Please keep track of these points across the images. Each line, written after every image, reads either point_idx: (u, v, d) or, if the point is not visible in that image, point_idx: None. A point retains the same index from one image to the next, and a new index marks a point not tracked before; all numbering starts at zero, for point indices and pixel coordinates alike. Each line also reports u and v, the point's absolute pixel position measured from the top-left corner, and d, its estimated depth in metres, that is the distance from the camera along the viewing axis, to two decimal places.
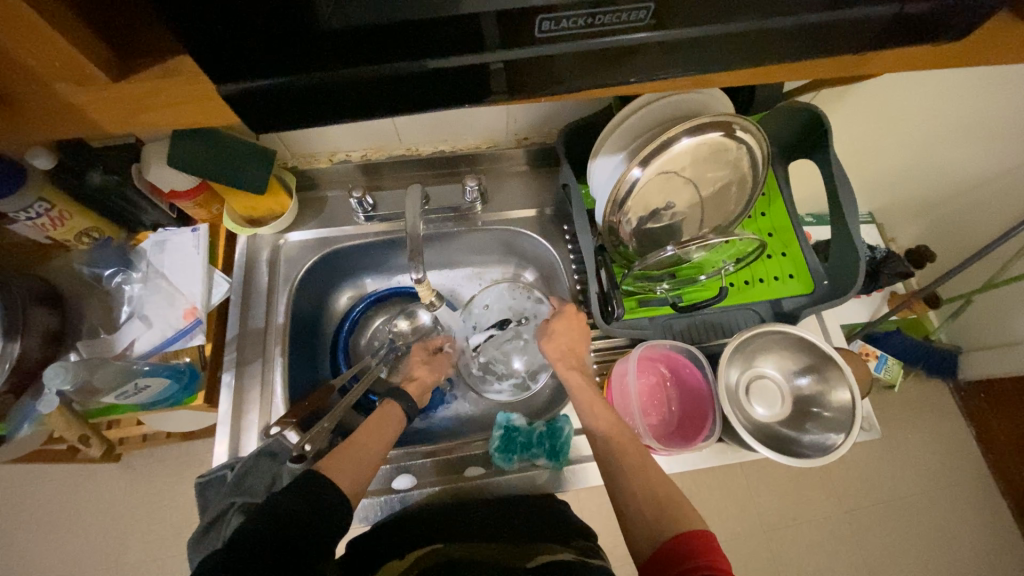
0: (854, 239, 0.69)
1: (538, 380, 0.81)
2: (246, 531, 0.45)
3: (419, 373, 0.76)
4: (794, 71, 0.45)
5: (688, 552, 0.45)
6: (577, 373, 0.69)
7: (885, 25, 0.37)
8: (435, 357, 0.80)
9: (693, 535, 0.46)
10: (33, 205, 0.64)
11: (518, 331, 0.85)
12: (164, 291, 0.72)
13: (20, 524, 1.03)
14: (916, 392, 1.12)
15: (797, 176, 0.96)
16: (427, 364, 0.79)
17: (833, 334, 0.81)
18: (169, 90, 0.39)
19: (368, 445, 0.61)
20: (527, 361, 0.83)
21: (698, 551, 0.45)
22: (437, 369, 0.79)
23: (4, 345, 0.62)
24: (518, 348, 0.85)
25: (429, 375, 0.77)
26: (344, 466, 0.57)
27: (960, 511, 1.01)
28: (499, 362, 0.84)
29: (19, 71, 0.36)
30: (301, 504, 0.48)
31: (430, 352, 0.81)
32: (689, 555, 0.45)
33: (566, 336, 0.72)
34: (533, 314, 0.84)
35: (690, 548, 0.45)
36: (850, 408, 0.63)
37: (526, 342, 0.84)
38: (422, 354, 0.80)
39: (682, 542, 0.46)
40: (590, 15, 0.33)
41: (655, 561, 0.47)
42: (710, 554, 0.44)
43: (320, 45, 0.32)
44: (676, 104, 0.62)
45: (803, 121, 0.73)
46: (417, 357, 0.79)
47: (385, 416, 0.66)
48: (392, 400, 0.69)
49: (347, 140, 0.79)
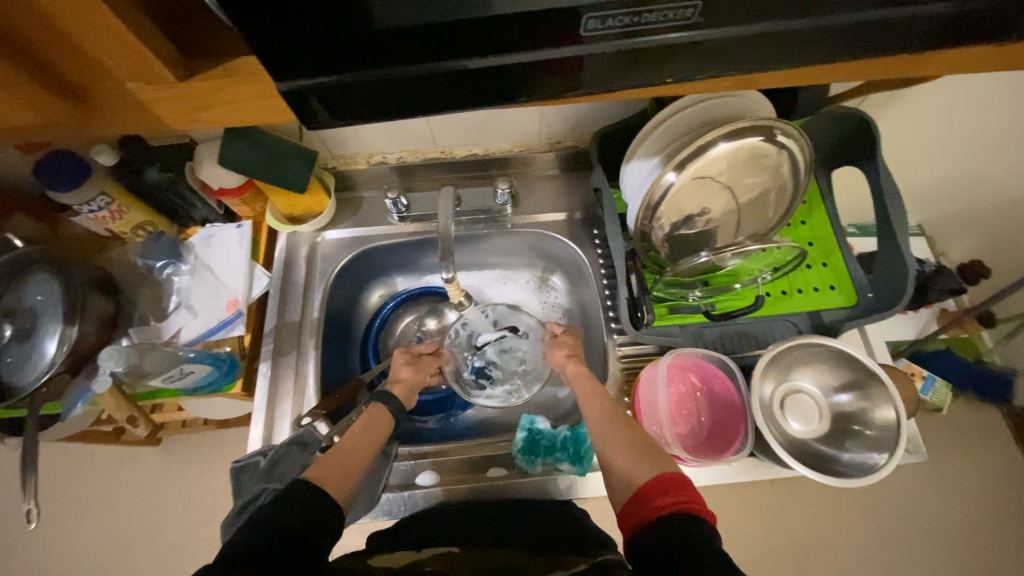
0: (903, 251, 0.66)
1: (532, 389, 0.78)
2: (245, 544, 0.46)
3: (403, 375, 0.75)
4: (842, 72, 0.44)
5: (663, 490, 0.49)
6: (577, 361, 0.72)
7: (941, 23, 0.35)
8: (421, 359, 0.78)
9: (667, 477, 0.50)
10: (96, 198, 0.69)
11: (516, 342, 0.82)
12: (209, 284, 0.76)
13: (67, 500, 1.10)
14: (968, 417, 1.04)
15: (841, 185, 0.93)
16: (411, 365, 0.77)
17: (876, 349, 0.77)
18: (229, 88, 0.42)
19: (359, 446, 0.62)
20: (524, 370, 0.81)
21: (671, 488, 0.49)
22: (422, 370, 0.77)
23: (64, 329, 0.66)
24: (514, 358, 0.82)
25: (414, 376, 0.76)
26: (335, 473, 0.57)
27: (1014, 546, 0.94)
28: (495, 368, 0.82)
29: (98, 70, 0.39)
30: (294, 513, 0.49)
31: (415, 353, 0.79)
32: (663, 493, 0.48)
33: (569, 343, 0.75)
34: (530, 327, 0.82)
35: (667, 487, 0.49)
36: (895, 428, 0.60)
37: (524, 353, 0.82)
38: (404, 356, 0.77)
39: (657, 483, 0.50)
40: (634, 14, 0.33)
41: (633, 503, 0.50)
42: (682, 489, 0.48)
43: (369, 44, 0.33)
44: (715, 108, 0.61)
45: (848, 126, 0.70)
46: (400, 359, 0.76)
47: (373, 419, 0.66)
48: (378, 403, 0.68)
49: (384, 142, 0.81)
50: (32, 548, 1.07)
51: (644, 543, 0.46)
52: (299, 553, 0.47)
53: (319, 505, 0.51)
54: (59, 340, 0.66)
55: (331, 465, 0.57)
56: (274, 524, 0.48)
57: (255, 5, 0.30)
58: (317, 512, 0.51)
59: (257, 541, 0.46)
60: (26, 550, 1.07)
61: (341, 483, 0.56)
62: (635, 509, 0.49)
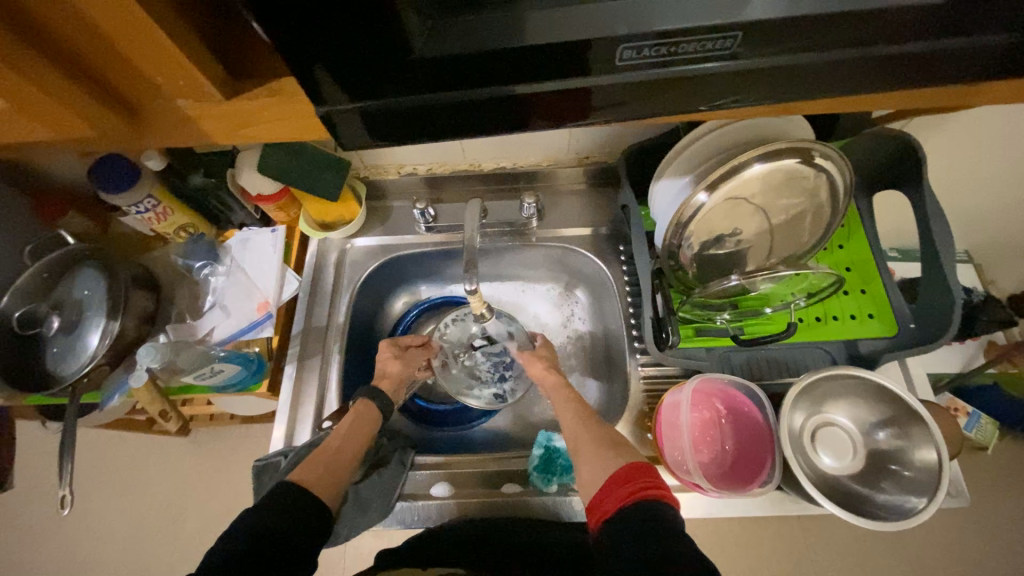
0: (950, 282, 0.62)
1: (517, 394, 0.79)
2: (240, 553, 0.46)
3: (390, 370, 0.77)
4: (884, 102, 0.42)
5: (627, 478, 0.49)
6: (554, 374, 0.72)
7: (996, 55, 0.34)
8: (408, 353, 0.79)
9: (629, 465, 0.51)
10: (144, 200, 0.72)
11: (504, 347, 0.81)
12: (242, 284, 0.79)
13: (99, 484, 1.15)
14: (1013, 455, 1.00)
15: (883, 208, 0.89)
16: (399, 359, 0.78)
17: (918, 383, 0.73)
18: (272, 107, 0.43)
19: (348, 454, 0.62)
20: (510, 376, 0.81)
21: (635, 476, 0.49)
22: (409, 365, 0.79)
23: (107, 323, 0.69)
24: (501, 363, 0.81)
25: (401, 370, 0.77)
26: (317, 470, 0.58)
27: None
28: (481, 372, 0.81)
29: (151, 87, 0.41)
30: (288, 523, 0.50)
31: (402, 347, 0.80)
32: (627, 481, 0.49)
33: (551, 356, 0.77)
34: (516, 336, 0.81)
35: (633, 475, 0.49)
36: (936, 471, 0.56)
37: (510, 358, 0.81)
38: (392, 350, 0.79)
39: (620, 472, 0.50)
40: (671, 44, 0.33)
41: (600, 493, 0.50)
42: (645, 475, 0.49)
43: (407, 72, 0.34)
44: (751, 129, 0.60)
45: (892, 149, 0.67)
46: (388, 352, 0.78)
47: (361, 415, 0.68)
48: (366, 398, 0.70)
49: (416, 155, 0.83)
50: (65, 527, 1.12)
51: (611, 531, 0.46)
52: (292, 552, 0.49)
53: (306, 524, 0.51)
54: (102, 333, 0.69)
55: (317, 464, 0.59)
56: (277, 529, 0.49)
57: (299, 33, 0.31)
58: (301, 528, 0.51)
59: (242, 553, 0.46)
60: (61, 530, 1.12)
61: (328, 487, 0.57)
62: (602, 499, 0.49)
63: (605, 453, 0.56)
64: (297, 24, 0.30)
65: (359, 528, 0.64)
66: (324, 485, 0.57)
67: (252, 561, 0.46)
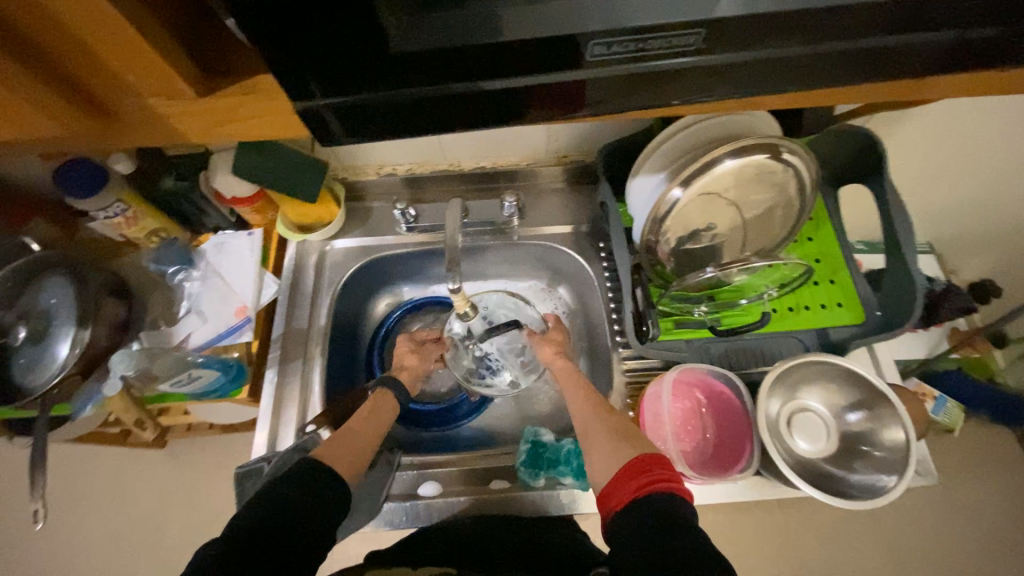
0: (911, 270, 0.65)
1: (529, 379, 0.81)
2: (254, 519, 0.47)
3: (408, 362, 0.80)
4: (842, 97, 0.44)
5: (641, 470, 0.49)
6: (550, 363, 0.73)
7: (943, 51, 0.36)
8: (425, 346, 0.82)
9: (644, 456, 0.51)
10: (113, 206, 0.70)
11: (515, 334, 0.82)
12: (220, 290, 0.78)
13: (70, 501, 1.10)
14: (979, 437, 1.05)
15: (849, 202, 0.93)
16: (416, 353, 0.81)
17: (885, 369, 0.76)
18: (248, 105, 0.43)
19: (366, 437, 0.63)
20: (524, 361, 0.82)
21: (650, 468, 0.49)
22: (426, 358, 0.82)
23: (77, 332, 0.68)
24: (512, 350, 0.82)
25: (419, 363, 0.80)
26: (344, 456, 0.59)
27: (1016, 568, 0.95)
28: (493, 359, 0.82)
29: (122, 86, 0.41)
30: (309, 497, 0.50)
31: (418, 342, 0.83)
32: (641, 473, 0.49)
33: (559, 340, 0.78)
34: (529, 323, 0.82)
35: (649, 468, 0.49)
36: (904, 450, 0.59)
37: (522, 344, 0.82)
38: (408, 344, 0.82)
39: (635, 464, 0.50)
40: (639, 40, 0.34)
41: (613, 483, 0.50)
42: (657, 467, 0.49)
43: (385, 69, 0.35)
44: (722, 125, 0.62)
45: (856, 145, 0.70)
46: (405, 346, 0.81)
47: (380, 403, 0.69)
48: (384, 387, 0.72)
49: (395, 154, 0.82)
50: (35, 548, 1.08)
51: (624, 522, 0.46)
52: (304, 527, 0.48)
53: (325, 502, 0.51)
54: (71, 342, 0.67)
55: (338, 444, 0.60)
56: (287, 509, 0.48)
57: (267, 28, 0.30)
58: (323, 511, 0.50)
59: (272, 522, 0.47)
60: (32, 550, 1.08)
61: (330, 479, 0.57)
62: (615, 489, 0.49)
63: (590, 445, 0.57)
64: (268, 19, 0.30)
65: (346, 531, 0.64)
66: (341, 471, 0.57)
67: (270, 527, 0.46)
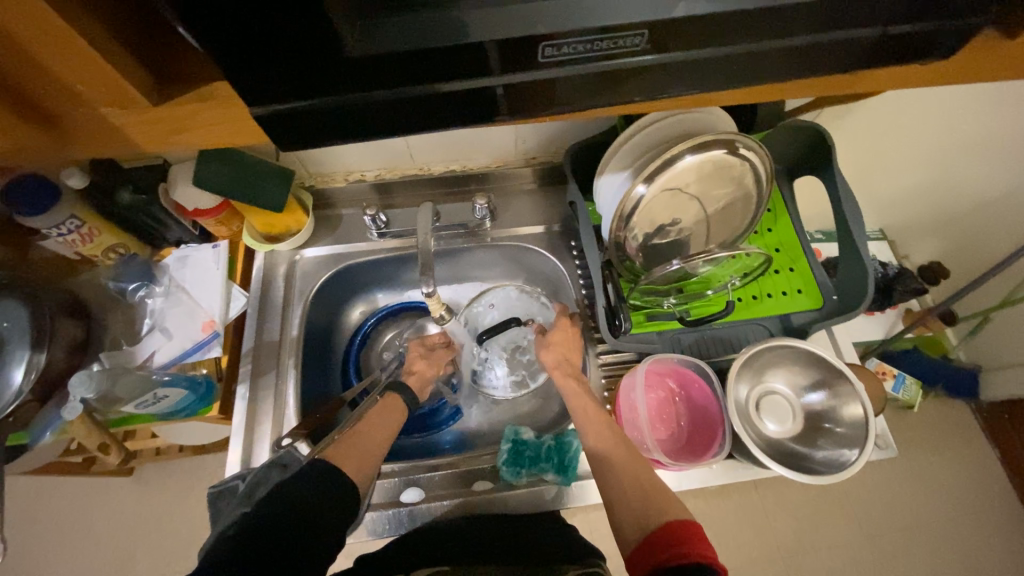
0: (862, 255, 0.69)
1: (538, 379, 0.83)
2: (250, 524, 0.46)
3: (418, 367, 0.79)
4: (786, 91, 0.47)
5: (678, 540, 0.47)
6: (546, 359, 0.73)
7: (871, 46, 0.38)
8: (434, 352, 0.82)
9: (689, 529, 0.48)
10: (66, 221, 0.67)
11: (521, 332, 0.86)
12: (184, 305, 0.75)
13: (30, 538, 1.04)
14: (936, 412, 1.12)
15: (804, 194, 0.98)
16: (426, 359, 0.81)
17: (843, 350, 0.80)
18: (206, 112, 0.42)
19: (374, 441, 0.63)
20: (529, 360, 0.85)
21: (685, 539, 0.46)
22: (435, 364, 0.81)
23: (31, 356, 0.64)
24: (519, 348, 0.86)
25: (428, 369, 0.80)
26: (353, 454, 0.59)
27: (973, 530, 1.02)
28: (501, 358, 0.86)
29: (72, 98, 0.40)
30: (309, 506, 0.49)
31: (429, 348, 0.83)
32: (675, 543, 0.46)
33: (563, 346, 0.74)
34: (538, 317, 0.85)
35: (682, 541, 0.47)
36: (863, 424, 0.62)
37: (529, 341, 0.86)
38: (420, 350, 0.82)
39: (670, 531, 0.48)
40: (590, 41, 0.35)
41: (646, 547, 0.48)
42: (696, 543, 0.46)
43: (344, 72, 0.35)
44: (680, 124, 0.64)
45: (806, 138, 0.74)
46: (417, 351, 0.81)
47: (388, 407, 0.69)
48: (394, 393, 0.71)
49: (363, 160, 0.82)
50: None
51: None
52: (303, 528, 0.48)
53: (331, 509, 0.50)
54: (26, 368, 0.63)
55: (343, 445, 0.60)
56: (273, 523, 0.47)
57: (216, 30, 0.30)
58: (319, 514, 0.49)
59: (276, 517, 0.47)
60: None
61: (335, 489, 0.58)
62: (649, 552, 0.48)
63: None
64: (219, 23, 0.30)
65: None
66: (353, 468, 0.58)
67: (277, 528, 0.46)
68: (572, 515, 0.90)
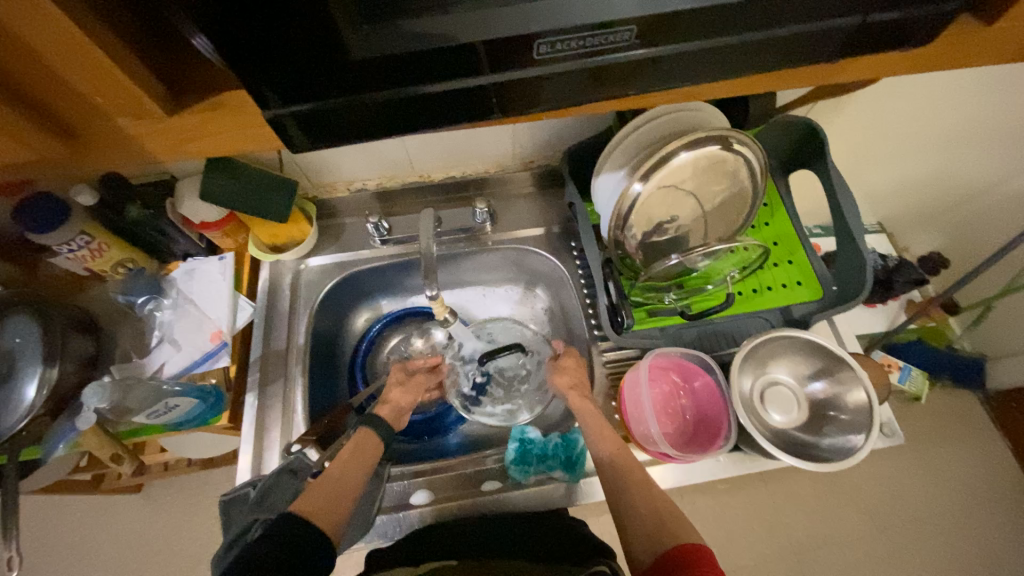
0: (860, 244, 0.70)
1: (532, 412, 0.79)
2: None
3: (392, 396, 0.75)
4: (774, 82, 0.48)
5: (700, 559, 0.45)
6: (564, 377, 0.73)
7: (851, 33, 0.39)
8: (412, 379, 0.80)
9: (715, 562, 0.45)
10: (76, 238, 0.69)
11: (521, 360, 0.82)
12: (192, 316, 0.76)
13: (42, 558, 1.05)
14: (942, 401, 1.12)
15: (800, 188, 0.99)
16: (402, 386, 0.78)
17: (845, 339, 0.81)
18: (216, 121, 0.44)
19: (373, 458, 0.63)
20: (526, 391, 0.81)
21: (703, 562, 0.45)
22: (412, 391, 0.78)
23: (43, 371, 0.65)
24: (517, 377, 0.82)
25: (404, 397, 0.76)
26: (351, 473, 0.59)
27: (987, 519, 1.01)
28: (497, 386, 0.82)
29: (91, 111, 0.42)
30: None
31: (408, 373, 0.81)
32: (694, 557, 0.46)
33: (576, 371, 0.73)
34: (539, 348, 0.82)
35: (682, 559, 0.46)
36: (867, 410, 0.63)
37: (528, 372, 0.82)
38: (399, 374, 0.80)
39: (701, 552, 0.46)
40: (581, 38, 0.36)
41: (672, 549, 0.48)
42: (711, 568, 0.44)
43: (344, 75, 0.36)
44: (674, 122, 0.66)
45: (798, 133, 0.75)
46: (394, 377, 0.79)
47: (361, 447, 0.65)
48: (365, 428, 0.68)
49: (362, 169, 0.83)
50: None
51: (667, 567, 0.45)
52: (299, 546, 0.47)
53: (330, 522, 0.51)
54: (38, 383, 0.64)
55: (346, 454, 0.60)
56: None
57: (220, 38, 0.31)
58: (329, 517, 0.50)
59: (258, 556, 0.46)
60: None
61: (347, 492, 0.58)
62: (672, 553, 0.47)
63: None
64: (223, 32, 0.31)
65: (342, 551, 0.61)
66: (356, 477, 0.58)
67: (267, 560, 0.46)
68: (582, 516, 0.90)
